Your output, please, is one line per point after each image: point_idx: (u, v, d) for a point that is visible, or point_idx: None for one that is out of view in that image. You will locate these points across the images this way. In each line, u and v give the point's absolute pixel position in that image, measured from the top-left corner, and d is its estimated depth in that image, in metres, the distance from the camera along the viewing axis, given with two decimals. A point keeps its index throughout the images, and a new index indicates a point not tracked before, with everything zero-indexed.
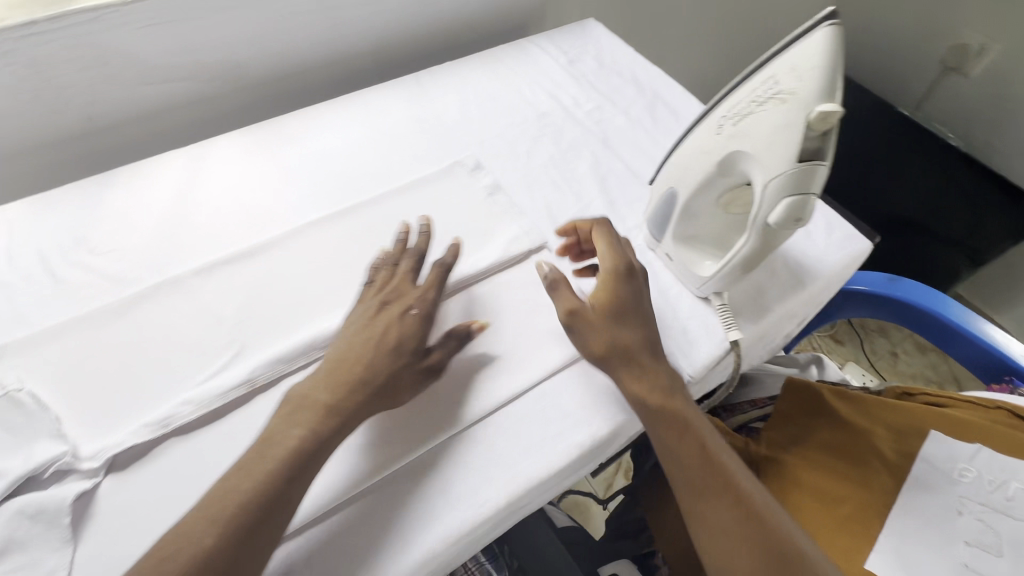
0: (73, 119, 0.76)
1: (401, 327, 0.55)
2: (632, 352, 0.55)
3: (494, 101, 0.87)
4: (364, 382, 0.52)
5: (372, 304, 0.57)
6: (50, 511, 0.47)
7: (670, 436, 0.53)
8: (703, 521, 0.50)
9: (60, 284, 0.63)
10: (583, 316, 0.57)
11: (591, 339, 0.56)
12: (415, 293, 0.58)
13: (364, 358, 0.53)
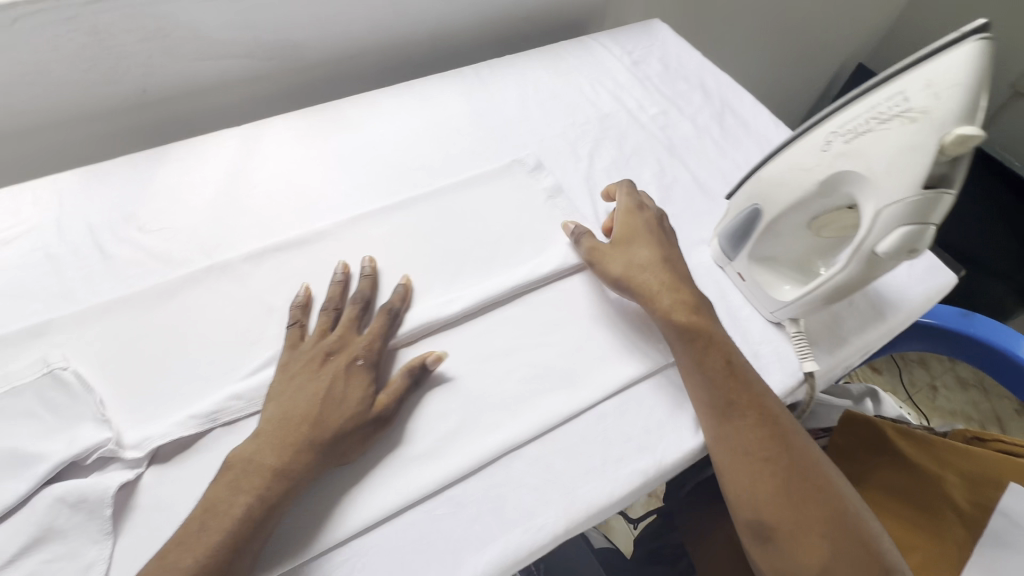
0: (127, 91, 0.74)
1: (348, 376, 0.50)
2: (652, 275, 0.59)
3: (554, 99, 0.84)
4: (314, 442, 0.46)
5: (311, 353, 0.51)
6: (91, 501, 0.45)
7: (696, 350, 0.55)
8: (730, 435, 0.51)
9: (108, 261, 0.61)
10: (601, 251, 0.62)
11: (610, 267, 0.60)
12: (357, 340, 0.53)
13: (308, 410, 0.47)
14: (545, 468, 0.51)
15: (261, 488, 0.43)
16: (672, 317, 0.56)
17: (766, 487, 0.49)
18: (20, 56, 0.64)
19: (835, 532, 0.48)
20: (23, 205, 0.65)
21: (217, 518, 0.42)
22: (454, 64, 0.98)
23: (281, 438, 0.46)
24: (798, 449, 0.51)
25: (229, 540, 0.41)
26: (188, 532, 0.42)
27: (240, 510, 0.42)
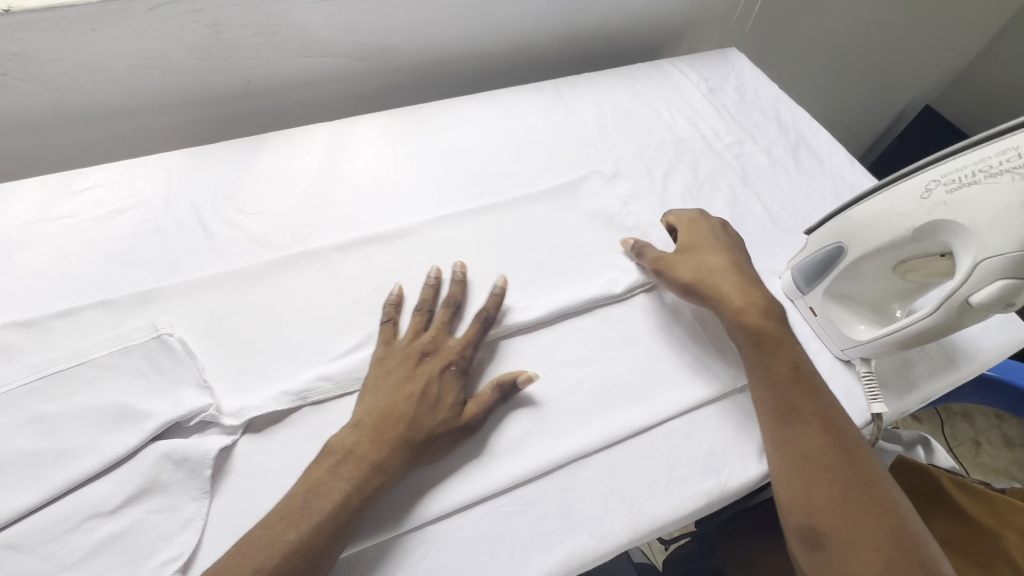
0: (234, 80, 0.78)
1: (443, 380, 0.52)
2: (721, 279, 0.60)
3: (631, 119, 0.86)
4: (409, 436, 0.48)
5: (409, 352, 0.53)
6: (194, 460, 0.49)
7: (763, 351, 0.56)
8: (788, 437, 0.52)
9: (210, 238, 0.65)
10: (667, 259, 0.63)
11: (680, 273, 0.61)
12: (453, 346, 0.54)
13: (406, 406, 0.49)
14: (612, 478, 0.53)
15: (358, 473, 0.46)
16: (739, 319, 0.58)
17: (819, 490, 0.49)
18: (147, 41, 0.69)
19: (891, 547, 0.45)
20: (136, 178, 0.70)
21: (319, 496, 0.44)
22: (531, 77, 1.01)
23: (381, 428, 0.48)
24: (860, 462, 0.50)
25: (330, 517, 0.44)
26: (290, 506, 0.44)
27: (340, 491, 0.45)
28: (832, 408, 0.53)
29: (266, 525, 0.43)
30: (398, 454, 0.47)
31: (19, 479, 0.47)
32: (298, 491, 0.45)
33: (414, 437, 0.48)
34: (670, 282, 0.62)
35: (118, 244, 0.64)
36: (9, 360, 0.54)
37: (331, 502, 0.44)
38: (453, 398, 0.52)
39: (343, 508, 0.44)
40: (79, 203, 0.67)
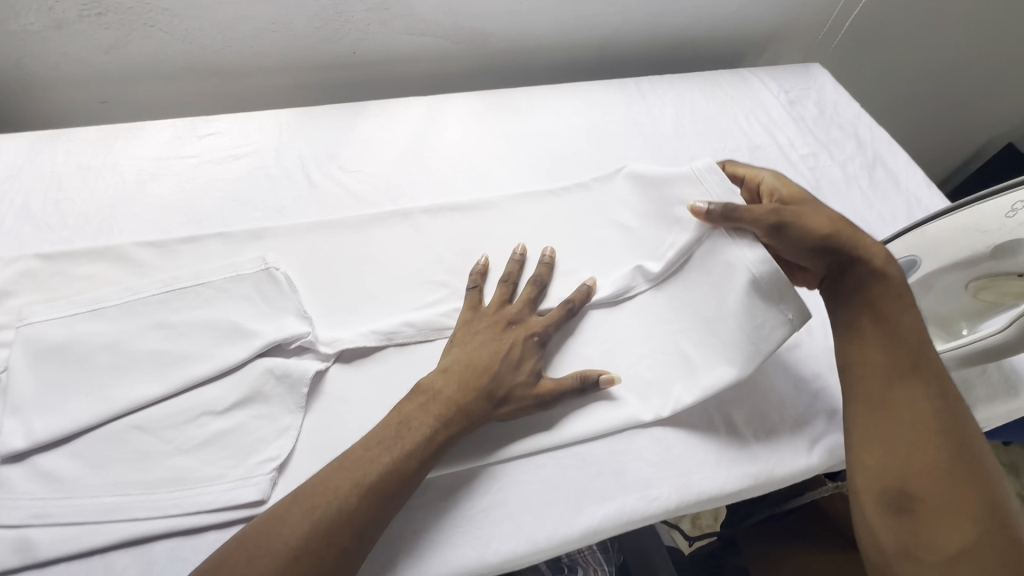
0: (343, 50, 0.85)
1: (527, 351, 0.55)
2: (856, 232, 0.56)
3: (709, 123, 0.88)
4: (492, 389, 0.52)
5: (497, 319, 0.57)
6: (293, 378, 0.55)
7: (885, 308, 0.53)
8: (898, 397, 0.49)
9: (314, 190, 0.72)
10: (794, 210, 0.56)
11: (814, 224, 0.56)
12: (538, 323, 0.58)
13: (490, 363, 0.53)
14: (664, 450, 0.56)
15: (445, 412, 0.50)
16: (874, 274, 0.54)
17: (924, 453, 0.46)
18: (276, 7, 0.76)
19: (997, 527, 0.43)
20: (251, 129, 0.77)
21: (410, 429, 0.48)
22: (612, 74, 1.04)
23: (464, 377, 0.52)
24: (970, 438, 0.47)
25: (420, 447, 0.48)
26: (385, 435, 0.48)
27: (427, 425, 0.49)
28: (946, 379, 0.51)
29: (362, 448, 0.47)
30: (476, 400, 0.51)
31: (145, 373, 0.54)
32: (389, 423, 0.49)
33: (495, 390, 0.52)
34: (800, 233, 0.56)
35: (234, 185, 0.71)
36: (141, 273, 0.62)
37: (421, 434, 0.48)
38: (533, 367, 0.55)
39: (431, 440, 0.49)
40: (201, 146, 0.75)
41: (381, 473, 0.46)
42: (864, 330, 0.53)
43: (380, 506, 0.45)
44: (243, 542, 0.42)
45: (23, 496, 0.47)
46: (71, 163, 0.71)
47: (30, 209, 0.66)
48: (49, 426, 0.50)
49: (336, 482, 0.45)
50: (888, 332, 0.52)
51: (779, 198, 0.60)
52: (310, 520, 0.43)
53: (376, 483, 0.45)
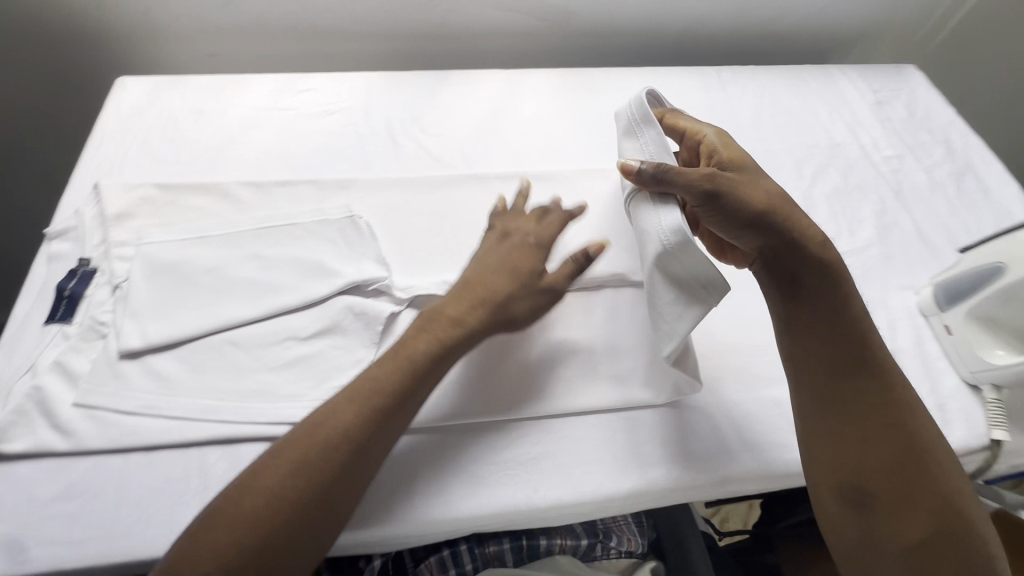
0: (432, 20, 0.89)
1: (523, 255, 0.57)
2: (789, 208, 0.53)
3: (789, 116, 0.87)
4: (491, 302, 0.54)
5: (491, 239, 0.60)
6: (370, 316, 0.59)
7: (827, 294, 0.53)
8: (842, 393, 0.52)
9: (397, 149, 0.76)
10: (729, 179, 0.51)
11: (750, 195, 0.51)
12: (536, 233, 0.60)
13: (480, 281, 0.55)
14: (713, 427, 0.57)
15: (445, 330, 0.52)
16: (809, 256, 0.52)
17: (875, 450, 0.50)
18: None
19: (941, 505, 0.48)
20: (343, 88, 0.82)
21: (379, 388, 0.49)
22: (691, 62, 1.03)
23: (436, 317, 0.53)
24: (912, 425, 0.51)
25: (389, 404, 0.48)
26: (353, 396, 0.48)
27: (395, 382, 0.49)
28: (886, 359, 0.53)
29: (331, 416, 0.47)
30: (450, 337, 0.52)
31: (242, 296, 0.60)
32: (355, 389, 0.49)
33: (483, 304, 0.54)
34: (733, 206, 0.51)
35: (326, 139, 0.76)
36: (240, 209, 0.68)
37: (387, 394, 0.49)
38: (529, 270, 0.56)
39: (399, 393, 0.49)
40: (298, 100, 0.80)
41: (355, 432, 0.47)
42: (809, 320, 0.53)
43: (363, 462, 0.47)
44: (236, 503, 0.43)
45: (135, 389, 0.53)
46: (185, 107, 0.78)
47: (150, 144, 0.73)
48: (161, 331, 0.56)
49: (310, 449, 0.45)
50: (823, 320, 0.53)
51: (717, 161, 0.56)
52: (292, 486, 0.44)
53: (353, 441, 0.46)
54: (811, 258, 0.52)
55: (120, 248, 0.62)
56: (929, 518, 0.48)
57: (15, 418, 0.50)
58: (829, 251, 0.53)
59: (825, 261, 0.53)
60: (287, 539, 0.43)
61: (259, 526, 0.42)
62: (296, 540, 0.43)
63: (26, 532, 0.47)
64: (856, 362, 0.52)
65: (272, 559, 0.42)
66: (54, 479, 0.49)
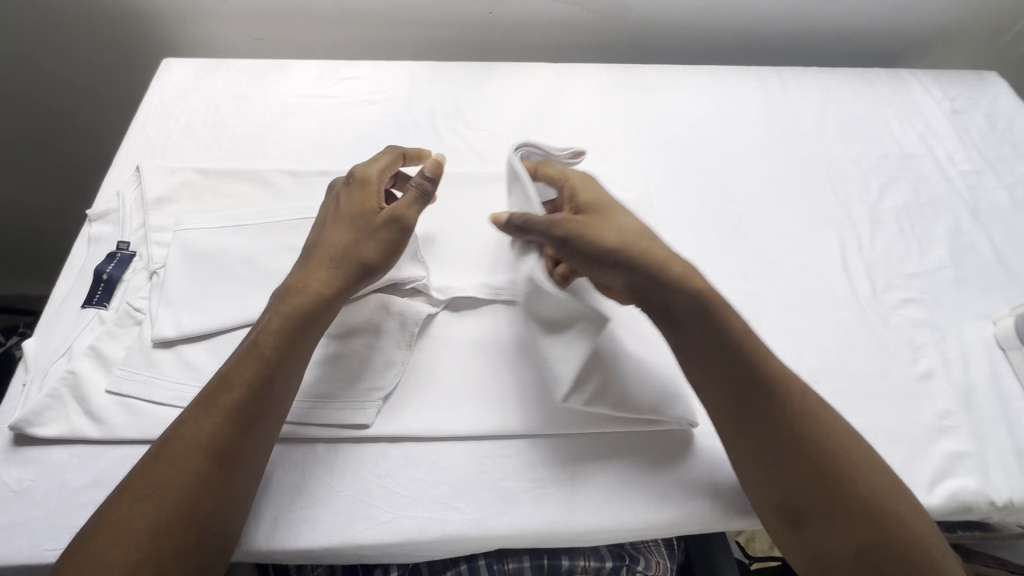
0: (480, 9, 0.86)
1: (352, 201, 0.54)
2: (625, 224, 0.50)
3: (855, 123, 0.81)
4: (344, 257, 0.51)
5: (326, 201, 0.57)
6: (406, 317, 0.56)
7: (722, 321, 0.48)
8: (749, 412, 0.47)
9: (440, 143, 0.74)
10: (577, 220, 0.49)
11: (601, 236, 0.48)
12: (360, 171, 0.55)
13: (325, 248, 0.51)
14: None
15: (302, 305, 0.48)
16: (670, 275, 0.48)
17: (785, 470, 0.45)
18: None
19: (874, 533, 0.42)
20: (386, 77, 0.80)
21: (230, 387, 0.44)
22: (748, 62, 0.98)
23: (281, 300, 0.49)
24: (822, 436, 0.45)
25: (241, 400, 0.44)
26: (201, 401, 0.44)
27: (243, 376, 0.44)
28: (775, 370, 0.47)
29: (181, 433, 0.42)
30: (297, 314, 0.48)
31: (277, 289, 0.58)
32: (204, 397, 0.44)
33: (339, 269, 0.50)
34: (587, 247, 0.48)
35: (368, 129, 0.74)
36: (278, 198, 0.66)
37: (236, 392, 0.44)
38: (368, 210, 0.53)
39: (252, 387, 0.44)
40: (341, 88, 0.78)
41: (207, 439, 0.42)
42: (705, 336, 0.48)
43: (231, 470, 0.42)
44: (90, 543, 0.38)
45: (167, 379, 0.52)
46: (228, 91, 0.76)
47: (192, 128, 0.72)
48: (195, 322, 0.55)
49: (164, 470, 0.41)
50: (711, 346, 0.48)
51: (574, 207, 0.53)
52: (148, 514, 0.39)
53: (207, 449, 0.42)
54: (676, 285, 0.48)
55: (158, 233, 0.61)
56: (858, 548, 0.42)
57: (49, 402, 0.50)
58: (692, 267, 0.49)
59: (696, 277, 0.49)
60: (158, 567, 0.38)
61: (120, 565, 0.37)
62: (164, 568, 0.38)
63: (53, 519, 0.46)
64: (744, 384, 0.47)
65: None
66: (83, 467, 0.49)
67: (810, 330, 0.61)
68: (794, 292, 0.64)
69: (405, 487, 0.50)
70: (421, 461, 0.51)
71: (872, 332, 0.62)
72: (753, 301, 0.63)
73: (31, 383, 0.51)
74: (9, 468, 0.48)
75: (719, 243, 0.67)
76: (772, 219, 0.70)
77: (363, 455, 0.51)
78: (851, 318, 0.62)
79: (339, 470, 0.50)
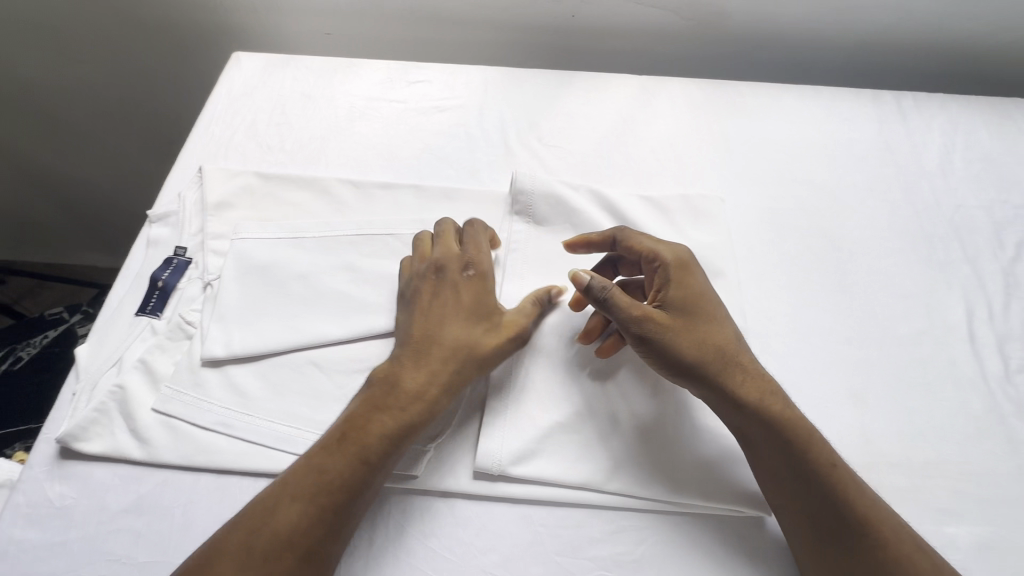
0: (563, 12, 0.79)
1: (473, 297, 0.50)
2: (712, 331, 0.48)
3: (988, 163, 0.70)
4: (459, 361, 0.47)
5: (432, 278, 0.51)
6: None
7: (795, 441, 0.44)
8: (837, 546, 0.42)
9: (510, 158, 0.68)
10: (661, 322, 0.47)
11: (683, 345, 0.46)
12: (478, 261, 0.52)
13: (441, 347, 0.47)
14: None
15: (408, 408, 0.45)
16: (740, 394, 0.46)
17: None
18: None
19: None
20: (458, 82, 0.75)
21: (328, 486, 0.41)
22: (855, 80, 0.87)
23: (389, 396, 0.45)
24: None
25: (338, 502, 0.41)
26: (294, 492, 0.41)
27: (343, 477, 0.41)
28: (859, 495, 0.42)
29: (272, 525, 0.39)
30: (405, 420, 0.44)
31: (330, 312, 0.54)
32: (292, 485, 0.41)
33: (457, 371, 0.47)
34: (663, 352, 0.47)
35: (435, 139, 0.70)
36: (338, 210, 0.62)
37: (337, 495, 0.41)
38: (491, 311, 0.50)
39: (352, 490, 0.41)
40: (409, 92, 0.74)
41: (298, 538, 0.39)
42: (779, 453, 0.44)
43: (316, 572, 0.39)
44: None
45: (214, 402, 0.50)
46: (294, 90, 0.74)
47: (257, 128, 0.70)
48: (245, 342, 0.52)
49: (250, 564, 0.38)
50: (785, 467, 0.44)
51: (661, 296, 0.49)
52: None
53: (298, 549, 0.39)
54: (753, 405, 0.45)
55: (215, 240, 0.59)
56: None
57: (96, 416, 0.48)
58: (770, 386, 0.46)
59: (773, 398, 0.46)
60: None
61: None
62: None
63: (90, 543, 0.44)
64: (814, 515, 0.43)
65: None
66: (125, 489, 0.47)
67: (925, 412, 0.53)
68: (907, 363, 0.55)
69: (452, 551, 0.45)
70: (471, 522, 0.47)
71: (1001, 421, 0.52)
72: (858, 371, 0.54)
73: (81, 393, 0.50)
74: (53, 481, 0.47)
75: (820, 297, 0.59)
76: (883, 272, 0.61)
77: (409, 508, 0.47)
78: (975, 402, 0.53)
79: (382, 522, 0.46)
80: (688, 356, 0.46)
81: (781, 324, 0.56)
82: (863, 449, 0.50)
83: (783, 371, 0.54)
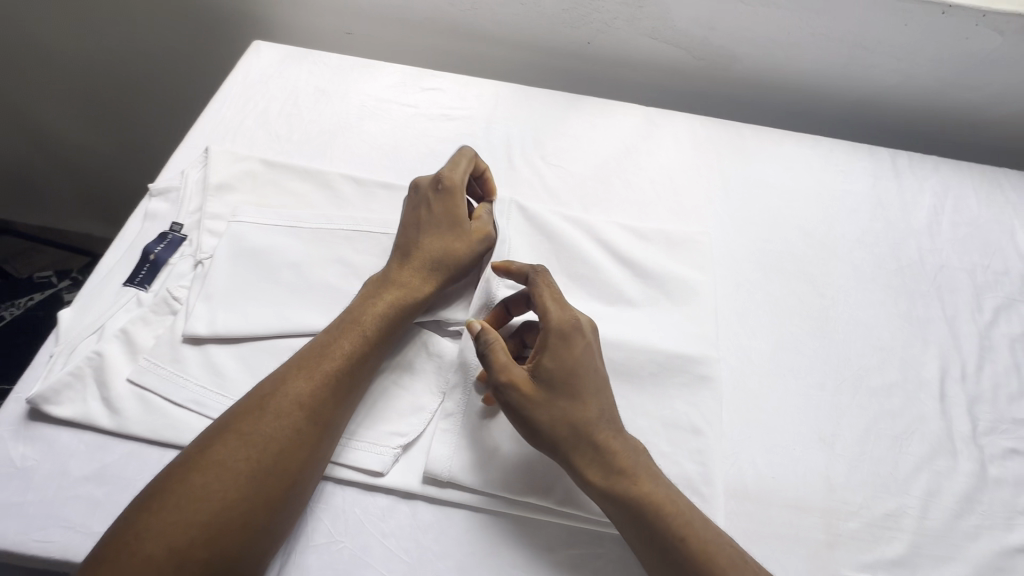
0: (580, 37, 0.82)
1: (444, 205, 0.55)
2: (571, 403, 0.45)
3: (975, 229, 0.71)
4: (438, 259, 0.53)
5: (408, 198, 0.57)
6: (444, 361, 0.52)
7: (637, 513, 0.43)
8: None
9: (512, 172, 0.69)
10: (523, 395, 0.45)
11: (540, 422, 0.45)
12: (445, 174, 0.56)
13: (423, 244, 0.53)
14: None
15: (398, 295, 0.51)
16: (586, 471, 0.44)
17: None
18: None
19: None
20: (470, 94, 0.77)
21: (331, 358, 0.47)
22: (856, 134, 0.90)
23: (385, 286, 0.51)
24: None
25: (341, 370, 0.47)
26: (299, 366, 0.46)
27: (345, 351, 0.47)
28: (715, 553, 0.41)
29: (285, 388, 0.45)
30: (398, 304, 0.50)
31: (316, 303, 0.55)
32: (303, 360, 0.47)
33: (438, 267, 0.52)
34: (519, 420, 0.45)
35: (441, 145, 0.71)
36: (337, 204, 0.63)
37: (335, 363, 0.47)
38: (461, 216, 0.55)
39: (351, 360, 0.47)
40: (421, 98, 0.76)
41: (306, 401, 0.45)
42: (627, 518, 0.43)
43: (322, 436, 0.44)
44: (187, 477, 0.40)
45: (190, 379, 0.50)
46: (310, 84, 0.75)
47: (268, 115, 0.71)
48: (227, 323, 0.52)
49: (263, 424, 0.43)
50: (635, 537, 0.43)
51: (537, 369, 0.46)
52: (242, 460, 0.41)
53: (305, 409, 0.44)
54: (603, 472, 0.44)
55: (212, 221, 0.59)
56: None
57: (70, 380, 0.48)
58: (624, 465, 0.44)
59: (624, 476, 0.44)
60: (248, 513, 0.40)
61: (209, 509, 0.39)
62: (246, 524, 0.39)
63: (46, 507, 0.44)
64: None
65: (238, 541, 0.39)
66: (89, 459, 0.46)
67: (892, 464, 0.53)
68: (878, 414, 0.56)
69: (409, 553, 0.45)
70: (431, 526, 0.47)
71: (963, 480, 0.53)
72: (828, 417, 0.55)
73: (58, 356, 0.50)
74: (18, 441, 0.47)
75: (798, 340, 0.60)
76: (864, 323, 0.62)
77: (369, 506, 0.47)
78: (941, 459, 0.54)
79: (345, 517, 0.46)
80: (547, 432, 0.45)
81: (757, 362, 0.58)
82: (826, 495, 0.51)
83: (753, 408, 0.55)
